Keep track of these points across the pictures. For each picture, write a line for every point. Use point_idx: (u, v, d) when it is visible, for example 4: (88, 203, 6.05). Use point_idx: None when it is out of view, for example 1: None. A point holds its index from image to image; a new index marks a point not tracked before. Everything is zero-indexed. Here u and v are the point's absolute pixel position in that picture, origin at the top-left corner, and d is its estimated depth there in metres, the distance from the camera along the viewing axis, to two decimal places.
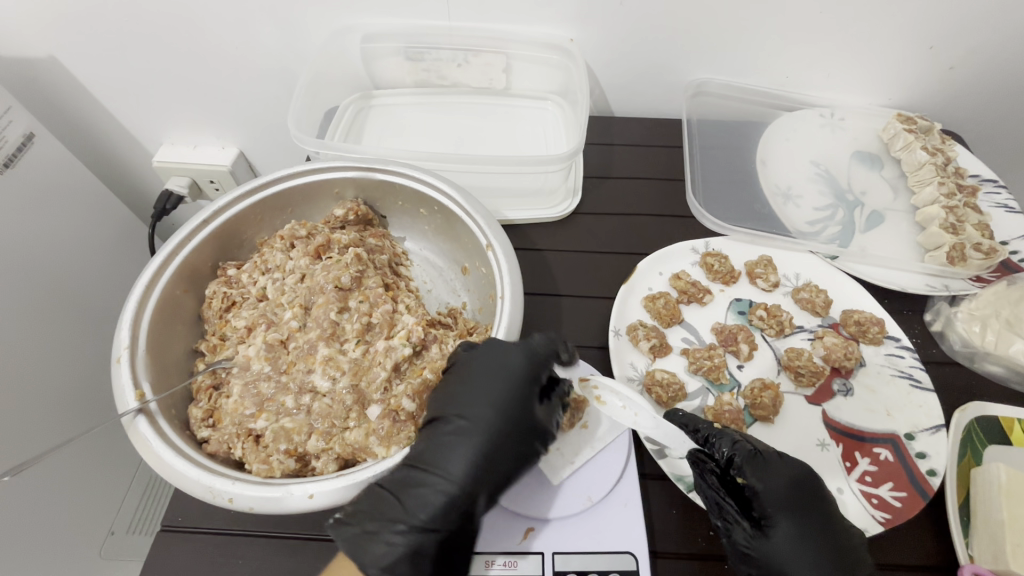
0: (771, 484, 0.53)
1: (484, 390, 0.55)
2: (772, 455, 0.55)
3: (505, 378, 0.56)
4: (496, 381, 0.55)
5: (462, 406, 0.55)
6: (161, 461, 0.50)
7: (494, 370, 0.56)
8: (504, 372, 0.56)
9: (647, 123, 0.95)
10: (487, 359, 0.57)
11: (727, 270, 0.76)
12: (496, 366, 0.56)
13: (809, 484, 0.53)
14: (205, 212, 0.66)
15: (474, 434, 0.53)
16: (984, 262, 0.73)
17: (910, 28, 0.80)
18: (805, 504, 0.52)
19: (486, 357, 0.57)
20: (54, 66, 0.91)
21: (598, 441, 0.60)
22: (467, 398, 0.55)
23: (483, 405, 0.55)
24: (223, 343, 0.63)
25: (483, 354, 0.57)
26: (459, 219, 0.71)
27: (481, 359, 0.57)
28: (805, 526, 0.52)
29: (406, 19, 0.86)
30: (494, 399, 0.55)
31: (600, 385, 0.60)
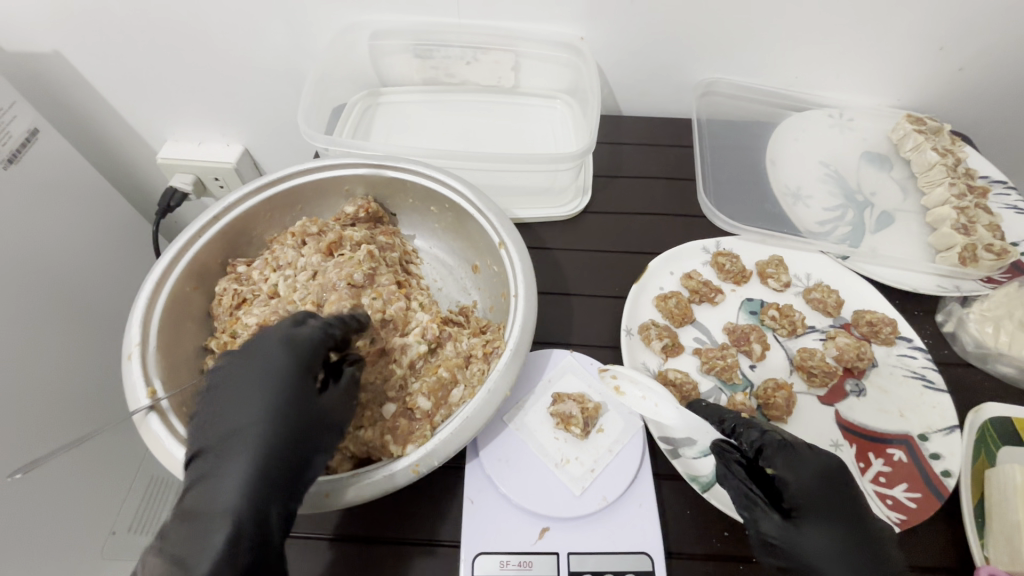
0: (801, 475, 0.52)
1: (242, 404, 0.48)
2: (802, 446, 0.54)
3: (256, 383, 0.49)
4: (251, 391, 0.48)
5: (226, 416, 0.48)
6: (174, 459, 0.50)
7: (250, 376, 0.49)
8: (256, 376, 0.49)
9: (655, 122, 0.95)
10: (242, 365, 0.50)
11: (738, 270, 0.76)
12: (252, 368, 0.50)
13: (837, 475, 0.52)
14: (215, 208, 0.66)
15: (239, 448, 0.46)
16: (996, 262, 0.72)
17: (921, 28, 0.80)
18: (835, 496, 0.51)
19: (243, 362, 0.50)
20: (58, 61, 0.90)
21: (615, 445, 0.60)
22: (226, 412, 0.48)
23: (241, 415, 0.48)
24: (233, 340, 0.62)
25: (238, 361, 0.50)
26: (470, 217, 0.70)
27: (238, 365, 0.50)
28: (834, 518, 0.50)
29: (415, 16, 0.85)
30: (255, 407, 0.48)
31: (618, 375, 0.64)
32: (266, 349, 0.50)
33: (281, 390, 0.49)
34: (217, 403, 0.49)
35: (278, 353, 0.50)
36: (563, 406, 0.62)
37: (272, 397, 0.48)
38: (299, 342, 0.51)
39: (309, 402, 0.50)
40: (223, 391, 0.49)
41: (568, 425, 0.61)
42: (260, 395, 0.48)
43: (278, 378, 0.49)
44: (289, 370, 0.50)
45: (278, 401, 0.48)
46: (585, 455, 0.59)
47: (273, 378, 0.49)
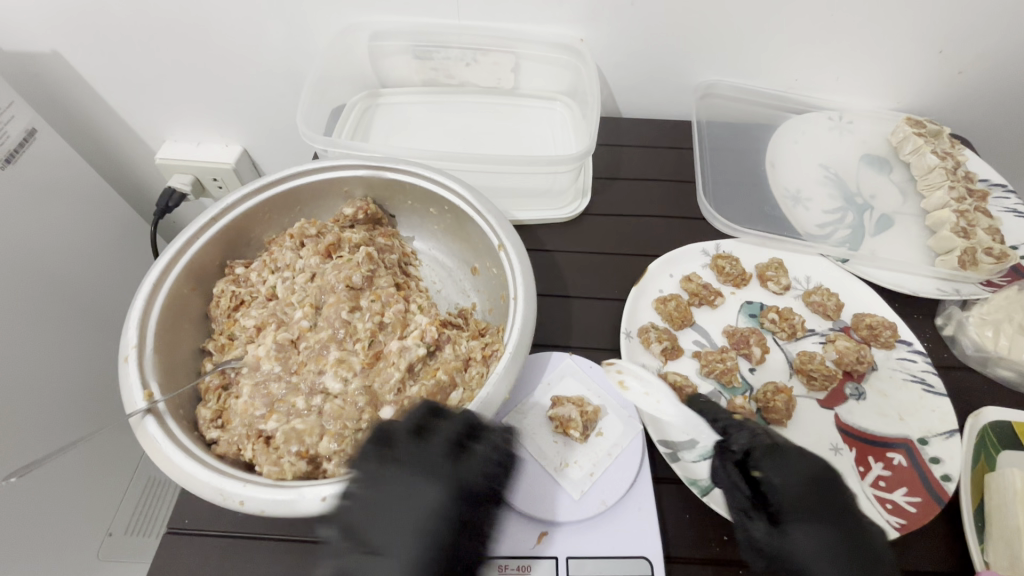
0: (788, 479, 0.51)
1: (390, 527, 0.46)
2: (793, 450, 0.53)
3: (427, 499, 0.47)
4: (414, 508, 0.47)
5: (369, 527, 0.46)
6: (170, 462, 0.49)
7: (402, 498, 0.47)
8: (427, 493, 0.48)
9: (655, 124, 0.95)
10: (405, 478, 0.48)
11: (738, 273, 0.75)
12: (430, 481, 0.48)
13: (826, 479, 0.51)
14: (213, 209, 0.66)
15: (408, 549, 0.45)
16: (996, 266, 0.72)
17: (921, 31, 0.80)
18: (822, 500, 0.50)
19: (387, 480, 0.48)
20: (57, 61, 0.90)
21: (614, 449, 0.60)
22: (378, 529, 0.46)
23: (414, 534, 0.46)
24: (231, 343, 0.62)
25: (397, 473, 0.48)
26: (470, 219, 0.70)
27: (392, 482, 0.48)
28: (820, 522, 0.49)
29: (415, 17, 0.85)
30: (415, 526, 0.46)
31: (623, 369, 0.63)
32: (439, 463, 0.49)
33: (439, 496, 0.47)
34: (360, 522, 0.46)
35: (455, 471, 0.49)
36: (563, 409, 0.61)
37: (446, 518, 0.47)
38: (446, 438, 0.50)
39: (455, 503, 0.48)
40: (371, 499, 0.47)
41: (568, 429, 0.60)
42: (425, 510, 0.47)
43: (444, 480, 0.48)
44: (453, 472, 0.49)
45: (449, 522, 0.47)
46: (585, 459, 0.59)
47: (432, 480, 0.48)
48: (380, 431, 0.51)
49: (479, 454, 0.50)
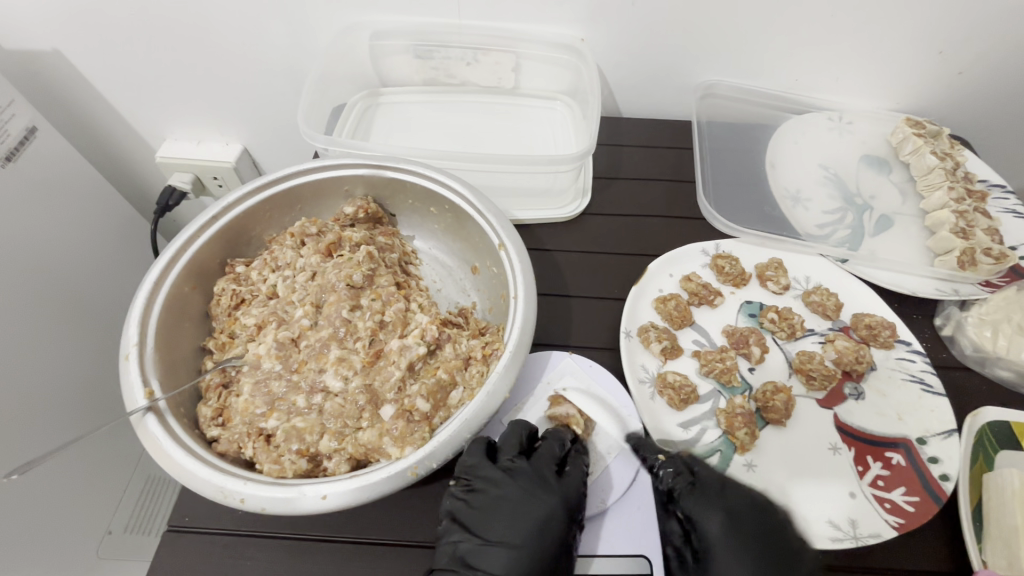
0: (709, 518, 0.54)
1: (509, 527, 0.52)
2: (711, 482, 0.57)
3: (545, 506, 0.53)
4: (534, 514, 0.53)
5: (492, 524, 0.52)
6: (170, 460, 0.49)
7: (520, 505, 0.53)
8: (543, 501, 0.53)
9: (655, 124, 0.95)
10: (526, 486, 0.54)
11: (738, 272, 0.76)
12: (544, 492, 0.54)
13: (743, 515, 0.55)
14: (214, 207, 0.66)
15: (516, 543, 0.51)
16: (995, 266, 0.72)
17: (921, 32, 0.80)
18: (739, 537, 0.53)
19: (510, 487, 0.54)
20: (58, 60, 0.90)
21: (614, 447, 0.61)
22: (495, 527, 0.52)
23: (529, 534, 0.52)
24: (231, 341, 0.63)
25: (514, 482, 0.54)
26: (470, 218, 0.70)
27: (512, 490, 0.54)
28: (738, 558, 0.52)
29: (415, 17, 0.85)
30: (533, 530, 0.52)
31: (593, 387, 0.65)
32: (550, 476, 0.55)
33: (550, 506, 0.53)
34: (475, 522, 0.52)
35: (563, 486, 0.55)
36: (560, 408, 0.63)
37: (560, 527, 0.52)
38: (552, 452, 0.57)
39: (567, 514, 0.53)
40: (489, 500, 0.53)
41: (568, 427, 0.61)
42: (541, 517, 0.52)
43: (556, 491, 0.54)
44: (568, 486, 0.55)
45: (563, 531, 0.52)
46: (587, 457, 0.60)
47: (545, 490, 0.54)
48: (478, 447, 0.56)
49: (576, 469, 0.56)
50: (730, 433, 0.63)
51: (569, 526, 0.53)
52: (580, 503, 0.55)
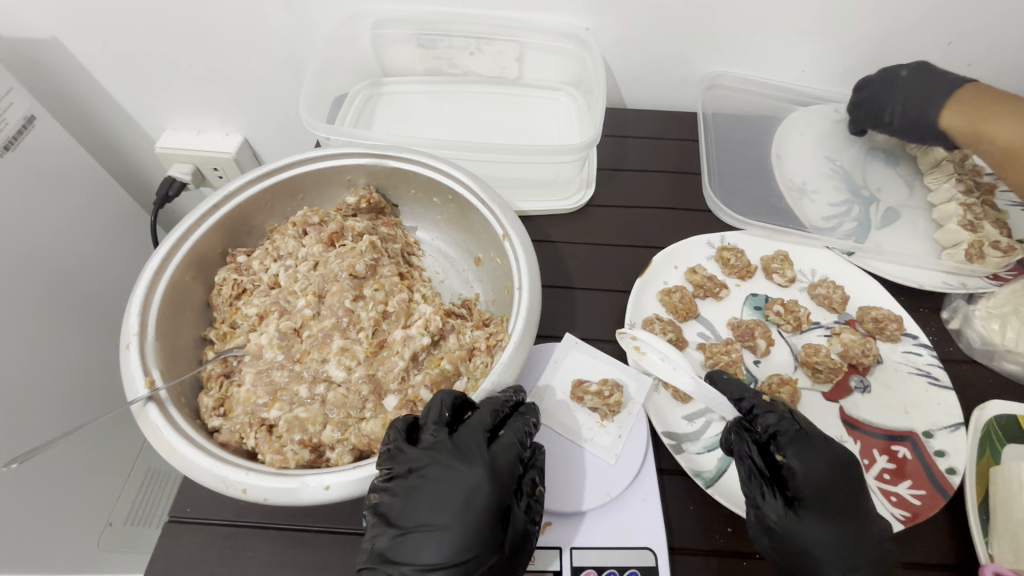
0: (814, 467, 0.53)
1: (434, 508, 0.47)
2: (817, 437, 0.55)
3: (466, 481, 0.48)
4: (456, 489, 0.47)
5: (418, 503, 0.48)
6: (172, 449, 0.49)
7: (443, 482, 0.48)
8: (467, 474, 0.48)
9: (661, 116, 0.94)
10: (445, 462, 0.49)
11: (743, 265, 0.75)
12: (468, 465, 0.49)
13: (847, 468, 0.53)
14: (215, 197, 0.65)
15: (444, 525, 0.46)
16: (1002, 260, 0.71)
17: (930, 22, 0.79)
18: (841, 487, 0.52)
19: (428, 466, 0.49)
20: (55, 47, 0.89)
21: (622, 431, 0.61)
22: (417, 513, 0.47)
23: (456, 512, 0.47)
24: (233, 331, 0.62)
25: (432, 459, 0.49)
26: (474, 209, 0.69)
27: (429, 468, 0.49)
28: (832, 506, 0.51)
29: (418, 6, 0.84)
30: (457, 507, 0.47)
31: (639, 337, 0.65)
32: (472, 447, 0.50)
33: (480, 485, 0.47)
34: (399, 511, 0.48)
35: (490, 456, 0.49)
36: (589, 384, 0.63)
37: (486, 499, 0.47)
38: (480, 423, 0.51)
39: (504, 491, 0.48)
40: (408, 481, 0.49)
41: (607, 386, 0.62)
42: (465, 493, 0.47)
43: (487, 471, 0.48)
44: (498, 462, 0.49)
45: (489, 503, 0.47)
46: (676, 356, 0.62)
47: (471, 469, 0.48)
48: (405, 420, 0.53)
49: (505, 437, 0.51)
50: None
51: (500, 498, 0.48)
52: (510, 473, 0.49)
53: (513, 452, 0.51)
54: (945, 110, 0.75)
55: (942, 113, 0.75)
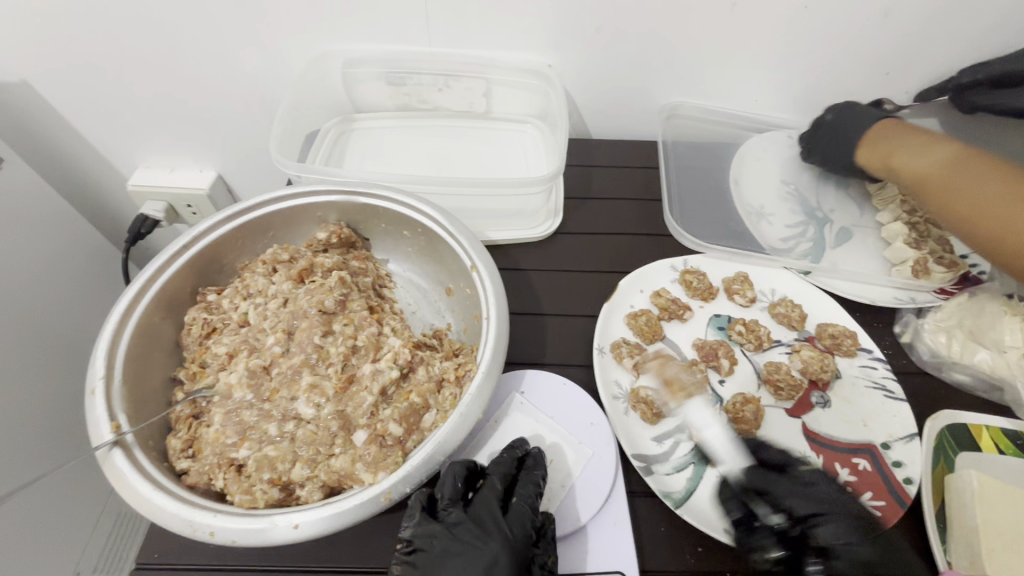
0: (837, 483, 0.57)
1: None
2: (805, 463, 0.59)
3: (486, 553, 0.50)
4: (477, 561, 0.49)
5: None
6: (138, 495, 0.49)
7: (463, 555, 0.50)
8: (484, 548, 0.50)
9: (624, 145, 0.98)
10: (464, 536, 0.51)
11: (705, 287, 0.78)
12: (486, 538, 0.51)
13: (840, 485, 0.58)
14: (185, 237, 0.66)
15: None
16: (946, 274, 0.76)
17: (867, 54, 0.85)
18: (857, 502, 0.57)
19: (450, 540, 0.51)
20: (26, 91, 0.89)
21: (567, 480, 0.60)
22: None
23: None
24: (203, 370, 0.62)
25: (451, 532, 0.51)
26: (443, 242, 0.71)
27: (449, 541, 0.51)
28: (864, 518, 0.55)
29: (387, 45, 0.87)
30: None
31: (624, 356, 0.70)
32: (489, 519, 0.52)
33: (499, 557, 0.50)
34: None
35: (505, 526, 0.52)
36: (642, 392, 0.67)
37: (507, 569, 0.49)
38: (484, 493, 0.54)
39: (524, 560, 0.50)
40: (429, 559, 0.50)
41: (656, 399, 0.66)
42: (485, 564, 0.49)
43: (502, 543, 0.51)
44: (512, 535, 0.51)
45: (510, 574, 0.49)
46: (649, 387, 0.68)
47: (485, 545, 0.51)
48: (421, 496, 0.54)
49: (519, 502, 0.54)
50: (702, 446, 0.63)
51: (518, 567, 0.50)
52: (525, 542, 0.52)
53: (524, 524, 0.53)
54: (857, 148, 0.81)
55: (856, 154, 0.82)
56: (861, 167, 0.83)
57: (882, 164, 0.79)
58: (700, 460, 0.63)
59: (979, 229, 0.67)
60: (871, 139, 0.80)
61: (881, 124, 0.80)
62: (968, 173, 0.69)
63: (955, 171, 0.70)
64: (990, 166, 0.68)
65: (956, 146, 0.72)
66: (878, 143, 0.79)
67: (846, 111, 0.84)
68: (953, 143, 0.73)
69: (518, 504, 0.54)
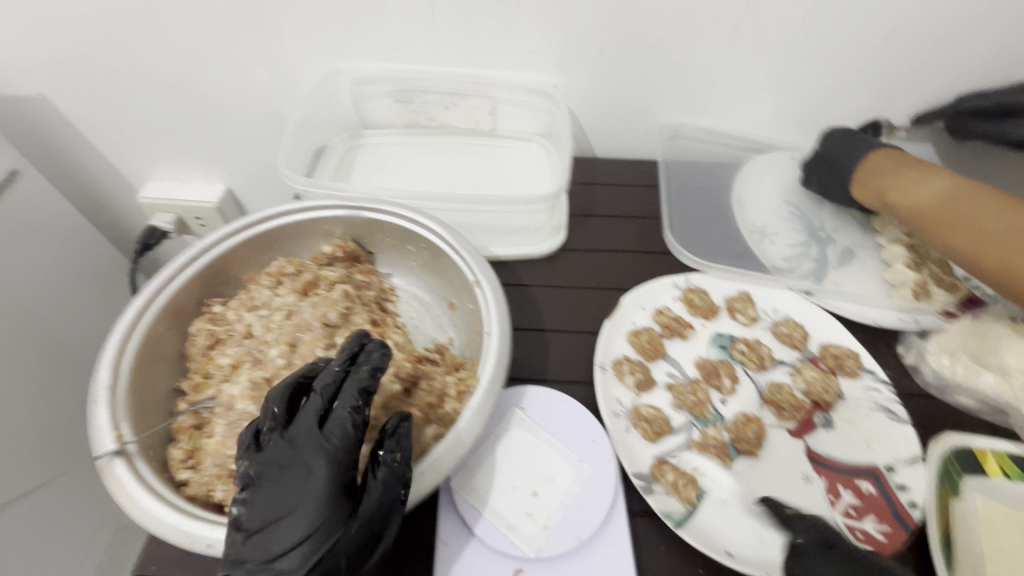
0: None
1: (278, 505, 0.46)
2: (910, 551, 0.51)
3: (305, 471, 0.48)
4: (296, 480, 0.47)
5: (265, 496, 0.47)
6: (138, 504, 0.49)
7: (282, 477, 0.47)
8: (303, 464, 0.48)
9: (627, 163, 0.99)
10: (280, 459, 0.48)
11: (708, 305, 0.78)
12: (304, 455, 0.48)
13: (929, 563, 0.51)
14: (194, 249, 0.67)
15: (293, 517, 0.46)
16: (945, 298, 0.78)
17: (869, 78, 0.86)
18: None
19: (268, 469, 0.48)
20: (44, 104, 0.92)
21: (567, 497, 0.59)
22: (263, 513, 0.46)
23: (298, 497, 0.47)
24: (206, 381, 0.62)
25: (268, 458, 0.48)
26: (446, 257, 0.72)
27: (268, 468, 0.48)
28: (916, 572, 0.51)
29: (396, 64, 0.89)
30: (299, 498, 0.47)
31: (626, 373, 0.70)
32: (308, 437, 0.49)
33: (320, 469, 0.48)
34: (246, 515, 0.46)
35: (323, 440, 0.49)
36: (643, 409, 0.67)
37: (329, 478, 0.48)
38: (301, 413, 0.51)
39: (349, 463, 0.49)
40: (254, 489, 0.47)
41: (657, 418, 0.66)
42: (305, 481, 0.47)
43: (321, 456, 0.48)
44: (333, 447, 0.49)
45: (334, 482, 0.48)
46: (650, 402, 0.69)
47: (304, 462, 0.48)
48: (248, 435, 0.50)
49: (338, 413, 0.50)
50: (705, 464, 0.64)
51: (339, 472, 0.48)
52: (349, 447, 0.50)
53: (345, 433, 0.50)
54: (851, 185, 0.83)
55: (852, 189, 0.83)
56: (858, 202, 0.85)
57: (878, 198, 0.80)
58: (701, 479, 0.63)
59: (986, 258, 0.66)
60: (865, 171, 0.81)
61: (877, 154, 0.81)
62: (963, 203, 0.69)
63: (953, 202, 0.70)
64: (986, 196, 0.69)
65: (953, 177, 0.73)
66: (870, 178, 0.80)
67: (833, 140, 0.86)
68: (947, 174, 0.74)
69: (337, 415, 0.50)
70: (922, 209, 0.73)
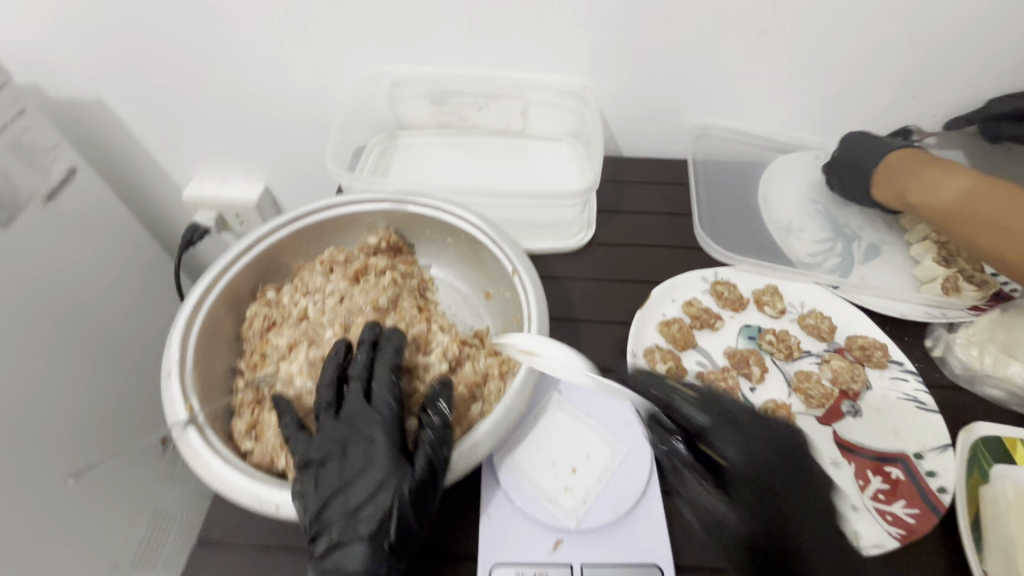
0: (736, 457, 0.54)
1: (344, 470, 0.53)
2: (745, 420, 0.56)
3: (364, 438, 0.55)
4: (357, 445, 0.54)
5: (333, 461, 0.53)
6: (209, 468, 0.53)
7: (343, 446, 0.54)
8: (362, 432, 0.55)
9: (654, 162, 1.02)
10: (339, 432, 0.55)
11: (736, 297, 0.80)
12: (359, 426, 0.56)
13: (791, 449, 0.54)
14: (250, 238, 0.71)
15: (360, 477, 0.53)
16: (977, 293, 0.78)
17: (893, 78, 0.88)
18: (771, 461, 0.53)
19: (329, 443, 0.54)
20: (99, 107, 0.98)
21: (604, 475, 0.62)
22: (331, 479, 0.52)
23: (363, 461, 0.54)
24: (263, 360, 0.66)
25: (327, 433, 0.55)
26: (485, 248, 0.75)
27: (329, 441, 0.55)
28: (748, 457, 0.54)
29: (432, 67, 0.93)
30: (361, 462, 0.53)
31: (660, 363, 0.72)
32: (360, 412, 0.56)
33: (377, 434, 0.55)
34: (314, 485, 0.52)
35: (374, 412, 0.56)
36: None
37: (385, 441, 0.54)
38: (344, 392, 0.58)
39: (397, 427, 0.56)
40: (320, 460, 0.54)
41: None
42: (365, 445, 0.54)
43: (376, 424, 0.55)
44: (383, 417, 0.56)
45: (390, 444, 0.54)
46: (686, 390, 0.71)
47: (361, 432, 0.55)
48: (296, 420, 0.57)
49: (380, 389, 0.58)
50: None
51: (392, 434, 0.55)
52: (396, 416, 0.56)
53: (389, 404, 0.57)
54: (873, 187, 0.85)
55: (872, 190, 0.85)
56: (879, 202, 0.86)
57: (899, 198, 0.82)
58: None
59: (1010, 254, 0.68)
60: (884, 172, 0.82)
61: (896, 154, 0.82)
62: (986, 201, 0.71)
63: (976, 199, 0.72)
64: (1011, 192, 0.70)
65: (976, 174, 0.74)
66: (890, 180, 0.82)
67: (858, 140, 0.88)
68: (970, 171, 0.75)
69: (379, 390, 0.58)
70: (945, 206, 0.75)
